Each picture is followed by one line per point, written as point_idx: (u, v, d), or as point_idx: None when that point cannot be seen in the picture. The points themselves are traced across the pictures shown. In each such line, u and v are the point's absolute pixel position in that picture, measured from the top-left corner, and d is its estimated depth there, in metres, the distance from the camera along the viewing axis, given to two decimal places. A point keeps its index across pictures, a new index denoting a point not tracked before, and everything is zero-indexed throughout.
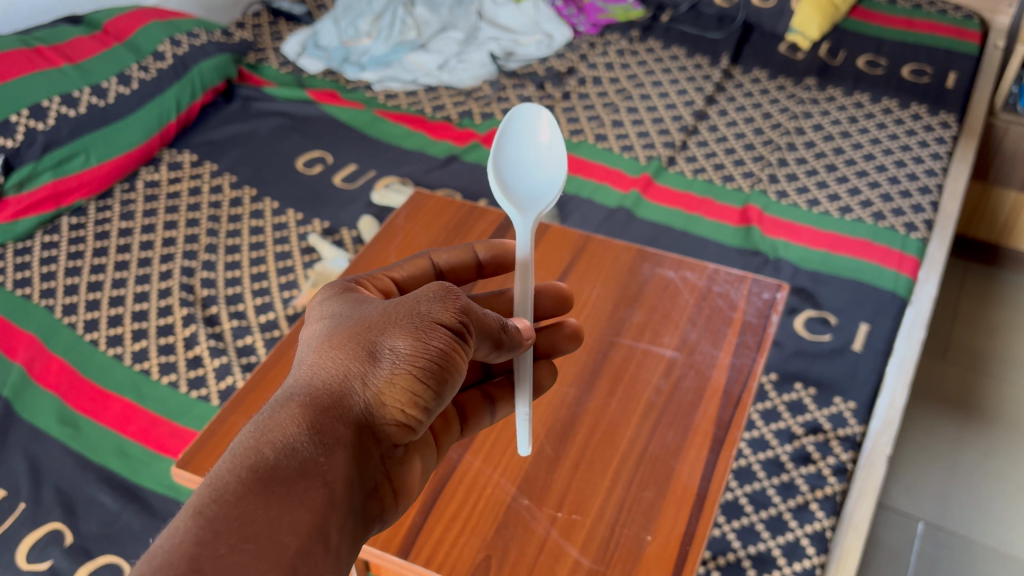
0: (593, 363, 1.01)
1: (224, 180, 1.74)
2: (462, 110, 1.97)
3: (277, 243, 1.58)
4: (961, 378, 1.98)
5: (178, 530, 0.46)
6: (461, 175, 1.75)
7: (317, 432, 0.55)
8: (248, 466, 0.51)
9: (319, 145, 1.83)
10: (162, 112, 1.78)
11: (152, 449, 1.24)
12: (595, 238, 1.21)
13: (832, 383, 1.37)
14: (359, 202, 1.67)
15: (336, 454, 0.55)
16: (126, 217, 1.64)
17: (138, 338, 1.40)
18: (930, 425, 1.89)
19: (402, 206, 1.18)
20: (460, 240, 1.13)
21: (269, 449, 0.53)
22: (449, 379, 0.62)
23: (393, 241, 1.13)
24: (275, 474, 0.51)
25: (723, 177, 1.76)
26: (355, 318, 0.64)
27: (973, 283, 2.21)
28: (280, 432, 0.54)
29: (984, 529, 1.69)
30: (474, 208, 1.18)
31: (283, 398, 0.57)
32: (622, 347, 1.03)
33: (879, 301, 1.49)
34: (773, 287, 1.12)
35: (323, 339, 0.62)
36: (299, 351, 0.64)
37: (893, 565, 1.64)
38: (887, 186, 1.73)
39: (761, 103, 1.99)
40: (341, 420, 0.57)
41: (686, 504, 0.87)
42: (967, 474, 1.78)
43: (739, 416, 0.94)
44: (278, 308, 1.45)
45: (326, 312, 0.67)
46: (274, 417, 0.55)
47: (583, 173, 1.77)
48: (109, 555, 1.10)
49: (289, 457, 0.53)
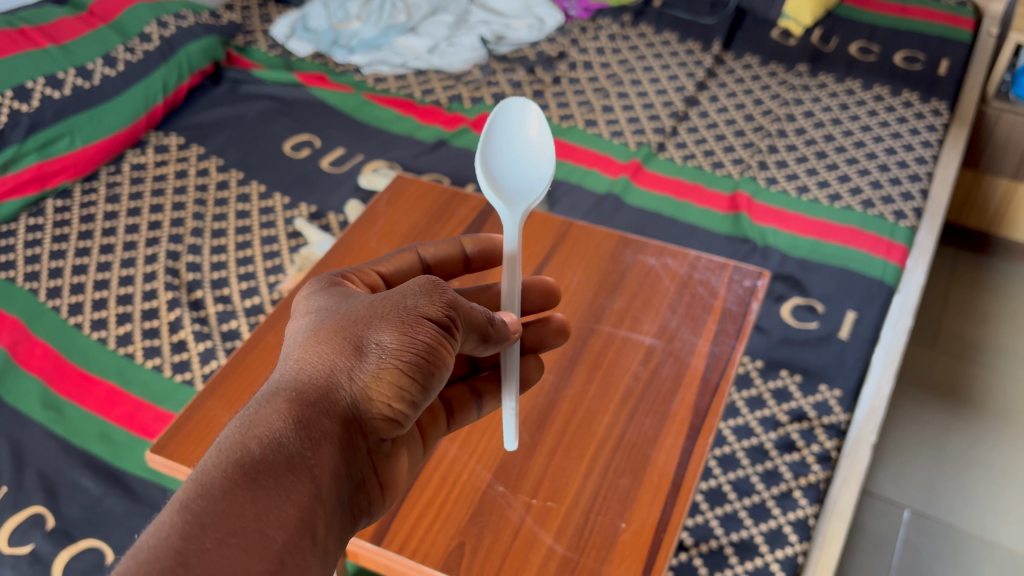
0: (572, 351, 1.01)
1: (211, 163, 1.73)
2: (451, 94, 1.95)
3: (263, 227, 1.57)
4: (949, 366, 1.99)
5: (163, 524, 0.46)
6: (450, 160, 1.74)
7: (303, 427, 0.55)
8: (234, 460, 0.50)
9: (307, 129, 1.82)
10: (148, 95, 1.77)
11: (135, 434, 1.23)
12: (577, 224, 1.20)
13: (818, 371, 1.37)
14: (346, 186, 1.66)
15: (321, 448, 0.55)
16: (112, 200, 1.62)
17: (122, 322, 1.39)
18: (917, 413, 1.90)
19: (384, 191, 1.17)
20: (440, 227, 1.12)
21: (255, 443, 0.52)
22: (437, 373, 0.61)
23: (374, 226, 1.12)
24: (262, 468, 0.51)
25: (713, 164, 1.75)
26: (341, 313, 0.63)
27: (962, 272, 2.22)
28: (266, 427, 0.53)
29: (969, 516, 1.70)
30: (457, 193, 1.17)
31: (269, 393, 0.57)
32: (601, 334, 1.03)
33: (866, 290, 1.49)
34: (755, 274, 1.11)
35: (309, 334, 0.62)
36: (286, 347, 0.63)
37: (878, 552, 1.65)
38: (877, 174, 1.73)
39: (752, 90, 1.98)
40: (328, 414, 0.57)
41: (662, 491, 0.86)
42: (953, 462, 1.80)
43: (717, 404, 0.94)
44: (263, 293, 1.45)
45: (312, 307, 0.66)
46: (260, 410, 0.55)
47: (572, 158, 1.76)
48: (90, 539, 1.10)
49: (276, 451, 0.52)
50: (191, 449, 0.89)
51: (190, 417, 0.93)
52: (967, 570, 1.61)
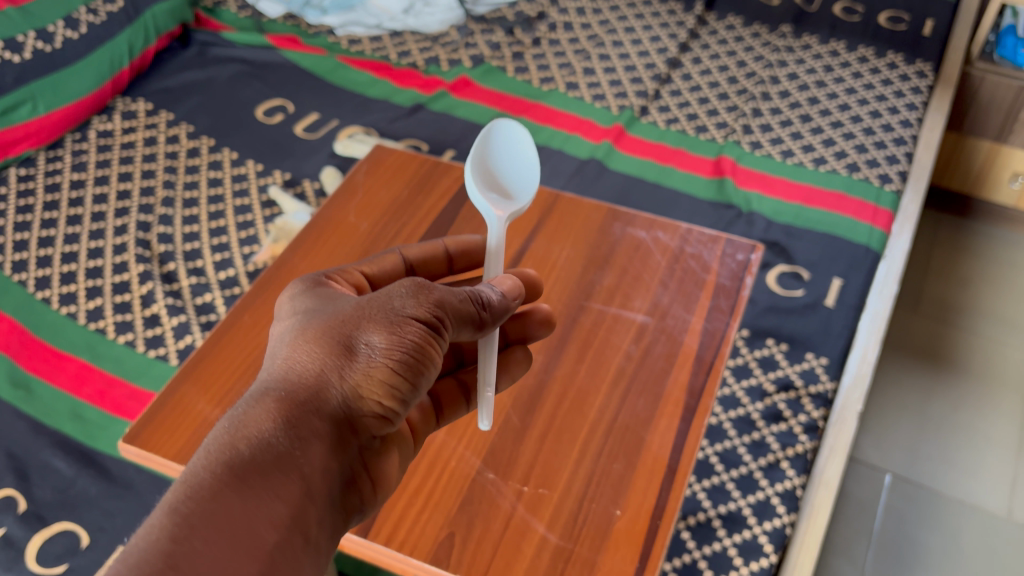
0: (562, 329, 0.98)
1: (181, 130, 1.67)
2: (428, 57, 1.90)
3: (236, 196, 1.53)
4: (930, 330, 1.99)
5: (151, 526, 0.44)
6: (428, 124, 1.70)
7: (293, 427, 0.52)
8: (223, 461, 0.48)
9: (280, 94, 1.76)
10: (113, 59, 1.70)
11: (108, 412, 1.20)
12: (564, 196, 1.17)
13: (804, 339, 1.35)
14: (322, 152, 1.61)
15: (313, 447, 0.52)
16: (79, 169, 1.57)
17: (92, 296, 1.35)
18: (900, 378, 1.90)
19: (363, 160, 1.14)
20: (421, 200, 1.08)
21: (244, 445, 0.49)
22: (427, 371, 0.58)
23: (352, 198, 1.09)
24: (250, 469, 0.48)
25: (697, 128, 1.72)
26: (328, 311, 0.60)
27: (944, 236, 2.21)
28: (254, 428, 0.51)
29: (950, 480, 1.72)
30: (439, 163, 1.14)
31: (257, 394, 0.54)
32: (592, 312, 1.00)
33: (852, 255, 1.47)
34: (749, 247, 1.09)
35: (296, 333, 0.59)
36: (270, 349, 0.60)
37: (861, 518, 1.67)
38: (862, 137, 1.70)
39: (735, 51, 1.94)
40: (319, 412, 0.54)
41: (656, 475, 0.84)
42: (935, 426, 1.80)
43: (711, 383, 0.92)
44: (238, 265, 1.41)
45: (296, 306, 0.63)
46: (248, 410, 0.52)
47: (553, 123, 1.72)
48: (64, 522, 1.08)
49: (264, 452, 0.50)
50: (168, 439, 0.84)
51: (165, 405, 0.88)
52: (949, 534, 1.63)
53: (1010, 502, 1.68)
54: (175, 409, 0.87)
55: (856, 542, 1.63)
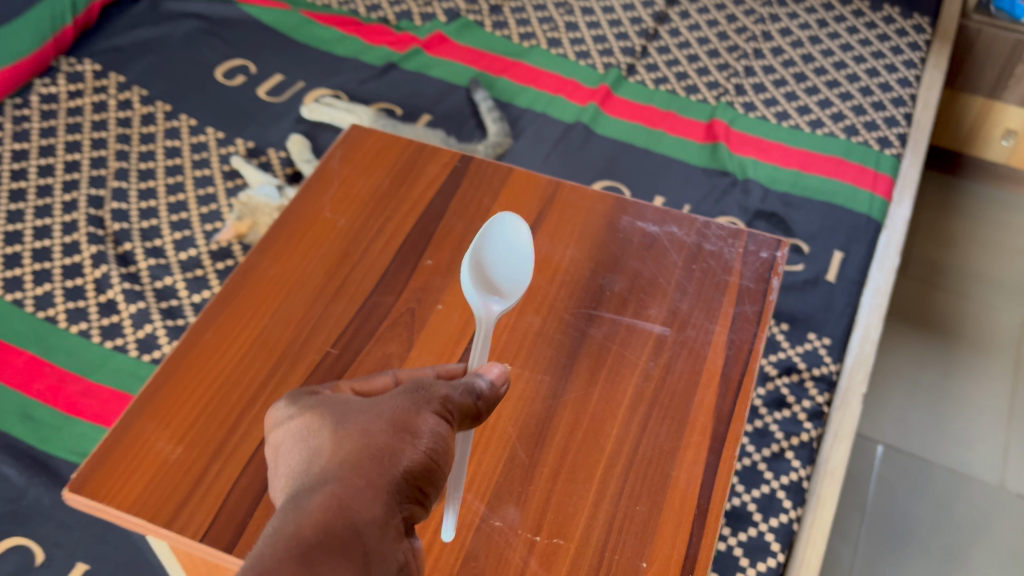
0: (563, 350, 0.79)
1: (133, 94, 1.53)
2: (400, 11, 1.77)
3: (197, 167, 1.41)
4: (922, 296, 1.93)
5: None
6: (401, 86, 1.58)
7: (359, 510, 0.43)
8: (294, 542, 0.38)
9: (240, 52, 1.63)
10: (54, 16, 1.56)
11: (61, 411, 1.10)
12: (565, 185, 0.95)
13: (806, 318, 1.28)
14: (288, 117, 1.50)
15: (379, 540, 0.43)
16: (22, 138, 1.44)
17: (41, 281, 1.24)
18: (892, 346, 1.84)
19: (338, 147, 0.96)
20: (402, 194, 0.91)
21: (311, 528, 0.40)
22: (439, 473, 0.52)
23: (326, 189, 0.91)
24: (325, 552, 0.39)
25: (687, 89, 1.62)
26: (345, 405, 0.52)
27: (933, 197, 2.14)
28: (321, 508, 0.41)
29: (945, 452, 1.67)
30: (424, 151, 0.96)
31: (308, 477, 0.45)
32: (595, 340, 0.80)
33: (853, 225, 1.40)
34: (774, 243, 0.90)
35: (324, 424, 0.50)
36: (272, 452, 0.50)
37: (854, 492, 1.61)
38: (860, 98, 1.61)
39: (725, 4, 1.84)
40: (379, 498, 0.45)
41: (687, 515, 0.69)
42: (929, 396, 1.75)
43: (744, 407, 0.75)
44: (200, 244, 1.30)
45: (283, 396, 0.54)
46: (307, 494, 0.43)
47: (536, 84, 1.61)
48: (17, 537, 0.99)
49: (333, 533, 0.40)
50: (122, 486, 0.66)
51: (114, 439, 0.69)
52: (944, 508, 1.59)
53: (1002, 472, 1.64)
54: (129, 447, 0.69)
55: (850, 518, 1.57)
